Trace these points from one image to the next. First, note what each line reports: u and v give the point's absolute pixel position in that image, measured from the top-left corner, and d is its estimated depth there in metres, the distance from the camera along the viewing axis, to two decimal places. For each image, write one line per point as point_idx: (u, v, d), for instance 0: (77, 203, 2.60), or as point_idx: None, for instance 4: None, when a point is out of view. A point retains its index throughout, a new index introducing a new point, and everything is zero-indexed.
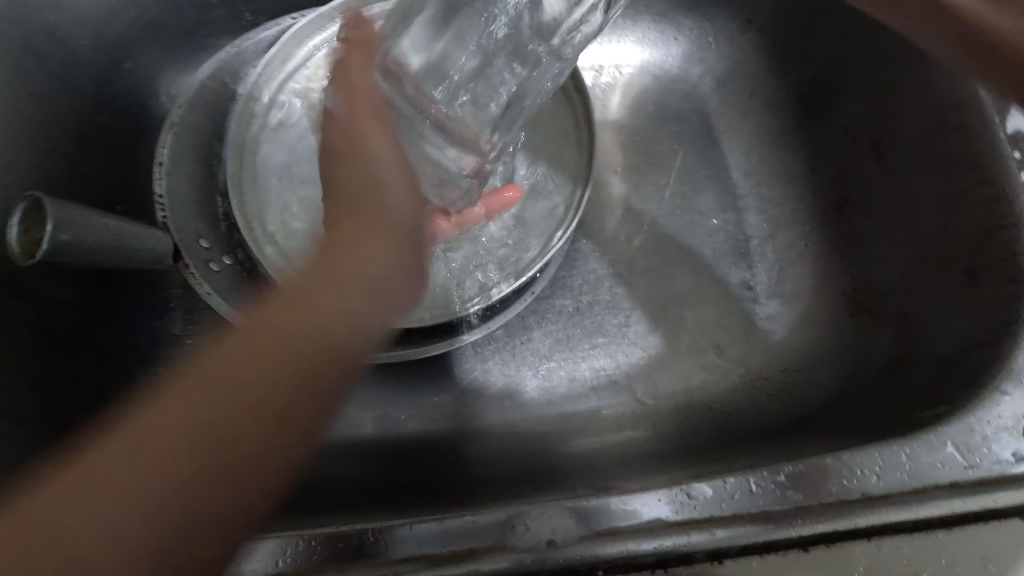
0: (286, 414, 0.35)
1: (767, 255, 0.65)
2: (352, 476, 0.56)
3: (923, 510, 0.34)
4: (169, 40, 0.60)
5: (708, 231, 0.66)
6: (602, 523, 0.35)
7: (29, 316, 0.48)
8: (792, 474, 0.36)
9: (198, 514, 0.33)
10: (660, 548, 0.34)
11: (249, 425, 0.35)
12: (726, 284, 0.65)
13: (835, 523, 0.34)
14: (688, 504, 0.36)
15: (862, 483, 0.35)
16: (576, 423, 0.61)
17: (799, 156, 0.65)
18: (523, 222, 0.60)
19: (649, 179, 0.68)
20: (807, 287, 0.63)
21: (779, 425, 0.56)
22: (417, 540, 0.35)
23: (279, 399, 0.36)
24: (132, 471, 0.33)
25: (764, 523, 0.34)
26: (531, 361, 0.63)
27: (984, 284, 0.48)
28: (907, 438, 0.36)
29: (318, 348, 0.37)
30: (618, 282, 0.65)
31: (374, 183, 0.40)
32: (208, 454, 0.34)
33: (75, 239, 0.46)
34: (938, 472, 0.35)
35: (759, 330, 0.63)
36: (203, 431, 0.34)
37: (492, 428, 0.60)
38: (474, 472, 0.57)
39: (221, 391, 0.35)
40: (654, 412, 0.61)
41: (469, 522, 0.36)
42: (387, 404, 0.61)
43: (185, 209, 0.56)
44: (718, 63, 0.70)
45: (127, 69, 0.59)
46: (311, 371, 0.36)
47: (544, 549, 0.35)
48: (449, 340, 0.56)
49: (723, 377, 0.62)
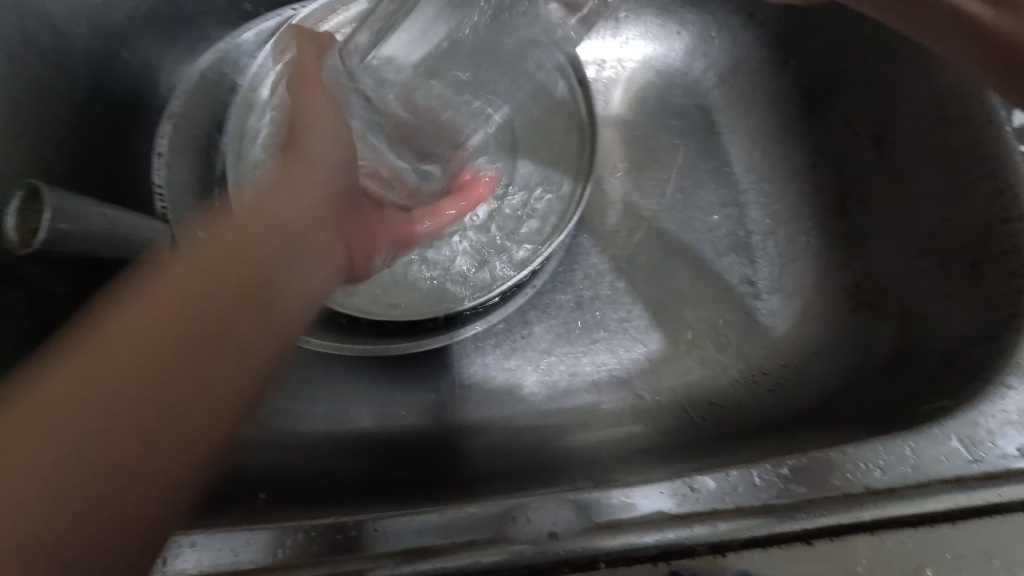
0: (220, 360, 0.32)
1: (769, 251, 0.65)
2: (350, 469, 0.56)
3: (927, 504, 0.34)
4: (168, 30, 0.60)
5: (709, 226, 0.66)
6: (603, 515, 0.35)
7: (26, 305, 0.48)
8: (795, 467, 0.36)
9: (116, 493, 0.28)
10: (662, 541, 0.34)
11: (159, 389, 0.30)
12: (727, 279, 0.65)
13: (838, 517, 0.34)
14: (690, 497, 0.35)
15: (866, 476, 0.35)
16: (576, 418, 0.60)
17: (802, 152, 0.65)
18: (521, 220, 0.60)
19: (651, 174, 0.68)
20: (809, 283, 0.62)
21: (779, 420, 0.56)
22: (415, 533, 0.35)
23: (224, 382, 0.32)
24: (55, 449, 0.27)
25: (767, 516, 0.34)
26: (531, 355, 0.62)
27: (986, 279, 0.47)
28: (910, 432, 0.36)
29: (227, 305, 0.33)
30: (618, 277, 0.65)
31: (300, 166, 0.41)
32: (122, 421, 0.29)
33: (73, 227, 0.45)
34: (942, 466, 0.35)
35: (760, 325, 0.63)
36: (120, 409, 0.29)
37: (493, 423, 0.60)
38: (474, 466, 0.56)
39: (182, 316, 0.31)
40: (654, 407, 0.61)
41: (469, 514, 0.35)
42: (386, 397, 0.61)
43: (184, 199, 0.55)
44: (721, 58, 0.69)
45: (125, 59, 0.58)
46: (261, 323, 0.34)
47: (544, 541, 0.34)
48: (446, 335, 0.56)
49: (723, 372, 0.62)
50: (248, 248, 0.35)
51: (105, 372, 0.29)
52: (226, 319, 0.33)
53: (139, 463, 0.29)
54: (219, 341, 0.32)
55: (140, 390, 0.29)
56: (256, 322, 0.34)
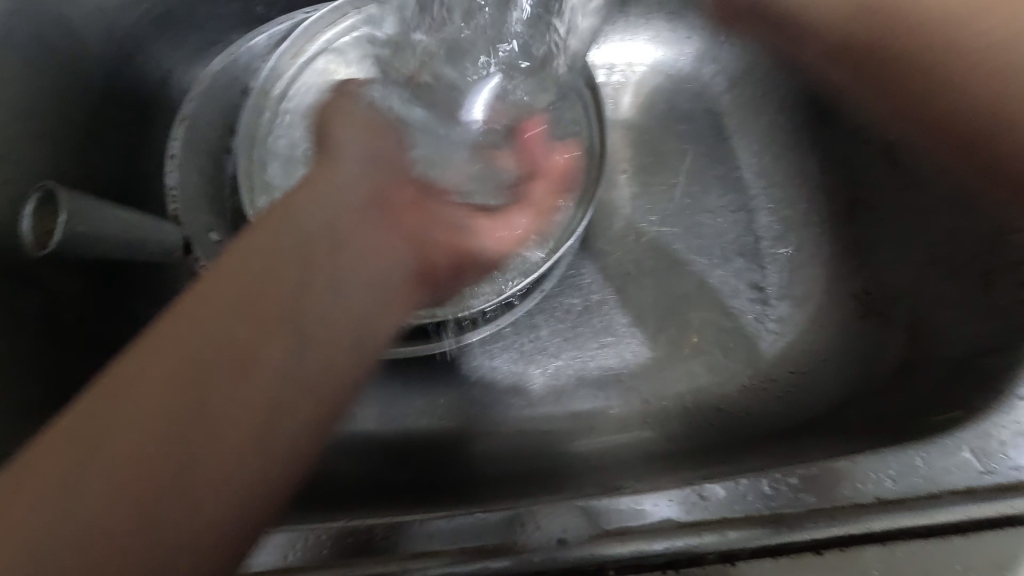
0: (254, 468, 0.30)
1: (778, 257, 0.64)
2: (358, 471, 0.56)
3: (938, 515, 0.34)
4: (182, 33, 0.60)
5: (718, 232, 0.66)
6: (612, 522, 0.35)
7: (39, 306, 0.49)
8: (803, 477, 0.36)
9: (150, 547, 0.27)
10: (672, 550, 0.34)
11: (193, 459, 0.29)
12: (736, 285, 0.64)
13: (848, 527, 0.34)
14: (698, 505, 0.36)
15: (876, 487, 0.35)
16: (583, 423, 0.60)
17: (811, 157, 0.65)
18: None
19: (659, 178, 0.68)
20: (819, 289, 0.62)
21: (788, 428, 0.55)
22: (425, 537, 0.35)
23: (296, 406, 0.32)
24: (92, 512, 0.26)
25: (778, 526, 0.34)
26: (538, 359, 0.63)
27: (999, 289, 0.47)
28: (921, 443, 0.36)
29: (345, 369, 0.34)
30: (627, 282, 0.65)
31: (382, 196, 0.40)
32: (114, 497, 0.27)
33: (90, 230, 0.45)
34: (953, 477, 0.35)
35: (769, 331, 0.63)
36: (173, 474, 0.28)
37: (500, 426, 0.60)
38: (481, 470, 0.56)
39: (219, 418, 0.30)
40: (662, 413, 0.60)
41: (477, 520, 0.35)
42: (393, 400, 0.61)
43: (196, 202, 0.56)
44: (730, 63, 0.69)
45: (140, 62, 0.59)
46: (337, 379, 0.34)
47: (552, 547, 0.34)
48: (454, 338, 0.57)
49: (731, 378, 0.61)
50: (344, 294, 0.35)
51: (170, 471, 0.28)
52: (315, 398, 0.33)
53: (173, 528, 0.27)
54: (249, 422, 0.30)
55: (194, 451, 0.29)
56: (322, 386, 0.33)
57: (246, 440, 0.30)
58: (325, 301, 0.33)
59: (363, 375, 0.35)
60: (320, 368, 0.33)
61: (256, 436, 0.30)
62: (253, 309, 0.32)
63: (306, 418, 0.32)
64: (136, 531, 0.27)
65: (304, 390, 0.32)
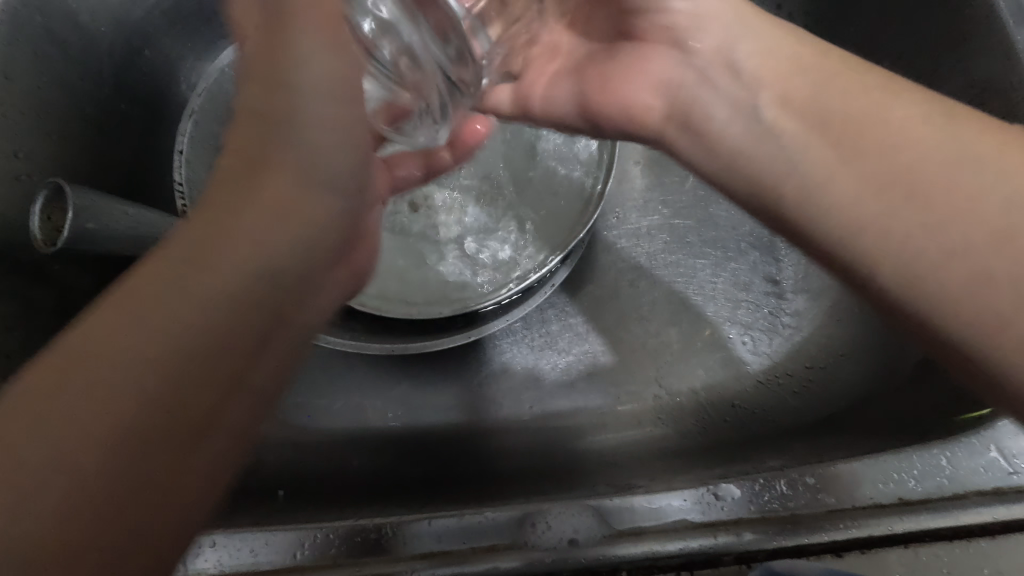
0: (173, 417, 0.26)
1: (794, 249, 0.63)
2: (369, 467, 0.56)
3: (964, 517, 0.33)
4: (187, 26, 0.60)
5: (732, 223, 0.65)
6: (625, 522, 0.34)
7: (53, 302, 0.49)
8: (822, 476, 0.35)
9: (83, 516, 0.25)
10: (686, 550, 0.33)
11: (81, 410, 0.25)
12: (751, 278, 0.63)
13: (870, 528, 0.33)
14: (715, 505, 0.34)
15: (899, 487, 0.34)
16: (595, 418, 0.60)
17: None
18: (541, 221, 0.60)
19: (672, 169, 0.66)
20: (837, 282, 0.61)
21: (805, 424, 0.54)
22: (434, 537, 0.35)
23: (210, 348, 0.27)
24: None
25: (795, 526, 0.33)
26: (549, 355, 0.62)
27: None
28: (947, 441, 0.35)
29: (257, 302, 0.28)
30: (639, 276, 0.64)
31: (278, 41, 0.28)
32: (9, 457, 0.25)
33: (101, 226, 0.46)
34: (979, 477, 0.34)
35: (785, 325, 0.61)
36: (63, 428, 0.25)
37: (511, 422, 0.60)
38: (492, 465, 0.56)
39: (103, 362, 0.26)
40: (676, 408, 0.60)
41: (487, 519, 0.35)
42: (403, 395, 0.61)
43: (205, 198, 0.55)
44: None
45: (147, 57, 0.58)
46: (249, 313, 0.28)
47: (564, 548, 0.33)
48: (467, 333, 0.57)
49: (747, 373, 0.60)
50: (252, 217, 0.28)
51: (55, 423, 0.25)
52: (225, 337, 0.27)
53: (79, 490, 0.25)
54: (134, 366, 0.26)
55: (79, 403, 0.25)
56: (241, 319, 0.28)
57: (144, 386, 0.26)
58: (250, 257, 0.27)
59: (289, 310, 0.29)
60: (231, 303, 0.27)
61: (153, 381, 0.26)
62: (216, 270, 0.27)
63: (215, 368, 0.27)
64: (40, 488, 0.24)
65: (205, 327, 0.27)
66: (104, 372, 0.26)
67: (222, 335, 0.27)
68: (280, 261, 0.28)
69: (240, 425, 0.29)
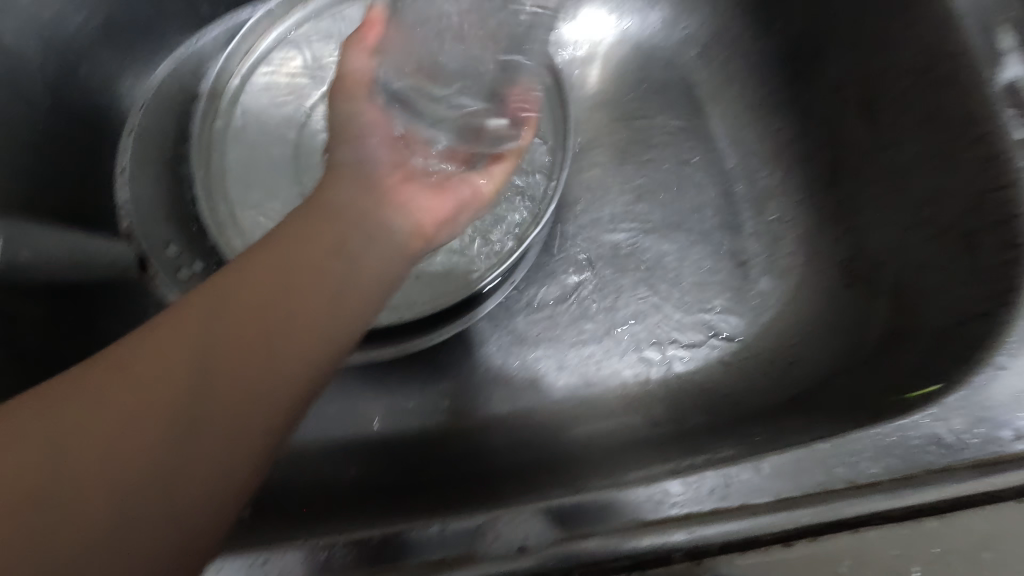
0: (246, 393, 0.31)
1: (758, 227, 0.62)
2: (339, 477, 0.55)
3: (910, 497, 0.33)
4: (126, 42, 0.57)
5: (696, 205, 0.64)
6: (577, 526, 0.34)
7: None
8: (777, 464, 0.34)
9: (197, 471, 0.29)
10: (636, 550, 0.33)
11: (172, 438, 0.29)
12: (716, 260, 0.62)
13: (818, 514, 0.33)
14: (666, 502, 0.34)
15: (849, 471, 0.33)
16: (568, 412, 0.59)
17: (790, 125, 0.62)
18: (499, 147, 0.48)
19: (633, 154, 0.65)
20: (801, 260, 0.60)
21: (775, 405, 0.54)
22: (384, 553, 0.34)
23: (261, 403, 0.31)
24: (177, 457, 0.29)
25: (748, 518, 0.33)
26: (516, 351, 0.61)
27: (982, 251, 0.45)
28: (896, 421, 0.34)
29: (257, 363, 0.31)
30: (605, 265, 0.63)
31: (250, 364, 0.31)
32: (150, 463, 0.29)
33: (34, 255, 0.47)
34: (929, 456, 0.33)
35: (754, 304, 0.61)
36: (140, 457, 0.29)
37: (480, 423, 0.59)
38: (466, 469, 0.55)
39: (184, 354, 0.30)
40: (646, 399, 0.59)
41: (439, 532, 0.34)
42: (371, 403, 0.60)
43: (151, 216, 0.54)
44: (700, 27, 0.66)
45: (84, 74, 0.56)
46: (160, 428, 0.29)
47: (515, 556, 0.33)
48: (424, 337, 0.55)
49: (717, 356, 0.60)
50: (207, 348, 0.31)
51: (119, 384, 0.29)
52: (197, 413, 0.30)
53: (217, 464, 0.30)
54: (220, 462, 0.30)
55: (193, 437, 0.30)
56: (222, 432, 0.30)
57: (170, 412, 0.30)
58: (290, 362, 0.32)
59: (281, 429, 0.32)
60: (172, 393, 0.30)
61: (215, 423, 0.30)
62: (162, 392, 0.30)
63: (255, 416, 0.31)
64: (192, 426, 0.30)
65: (152, 443, 0.29)
66: (218, 428, 0.30)
67: (226, 461, 0.30)
68: (220, 432, 0.30)
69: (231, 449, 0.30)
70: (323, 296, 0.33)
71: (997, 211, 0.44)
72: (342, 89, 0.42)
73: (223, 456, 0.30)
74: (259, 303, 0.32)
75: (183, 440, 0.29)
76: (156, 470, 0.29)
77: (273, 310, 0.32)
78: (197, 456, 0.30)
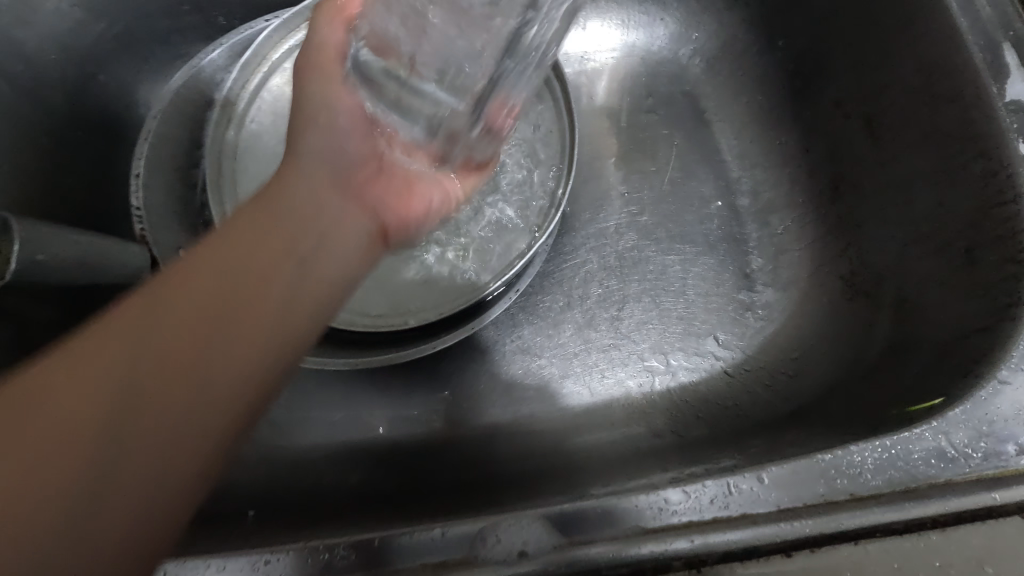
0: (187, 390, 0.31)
1: (763, 239, 0.63)
2: (341, 481, 0.55)
3: (913, 510, 0.33)
4: (143, 51, 0.59)
5: (700, 217, 0.64)
6: (575, 532, 0.34)
7: (9, 334, 0.47)
8: (777, 475, 0.34)
9: (132, 483, 0.29)
10: (636, 557, 0.33)
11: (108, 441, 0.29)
12: (720, 272, 0.63)
13: (821, 526, 0.32)
14: (666, 510, 0.34)
15: (850, 483, 0.34)
16: (572, 421, 0.59)
17: (795, 139, 0.62)
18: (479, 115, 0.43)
19: (638, 166, 0.66)
20: (805, 273, 0.60)
21: (777, 417, 0.54)
22: (384, 555, 0.34)
23: (204, 407, 0.31)
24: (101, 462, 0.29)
25: (748, 527, 0.33)
26: (519, 359, 0.61)
27: (980, 266, 0.45)
28: (898, 433, 0.34)
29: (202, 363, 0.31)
30: (610, 276, 0.63)
31: (194, 364, 0.31)
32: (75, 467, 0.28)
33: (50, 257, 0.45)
34: (930, 468, 0.34)
35: (757, 316, 0.61)
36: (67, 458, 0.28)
37: (484, 430, 0.59)
38: (469, 476, 0.56)
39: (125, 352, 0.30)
40: (649, 409, 0.59)
41: (438, 535, 0.35)
42: (375, 408, 0.60)
43: (163, 222, 0.55)
44: (706, 41, 0.67)
45: (101, 82, 0.57)
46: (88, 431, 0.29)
47: (514, 560, 0.33)
48: (430, 343, 0.55)
49: (721, 367, 0.60)
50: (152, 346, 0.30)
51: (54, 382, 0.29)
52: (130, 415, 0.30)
53: (150, 473, 0.30)
54: (156, 470, 0.30)
55: (122, 439, 0.29)
56: (162, 435, 0.30)
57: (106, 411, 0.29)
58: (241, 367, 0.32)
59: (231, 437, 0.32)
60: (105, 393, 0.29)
61: (157, 423, 0.30)
62: (92, 398, 0.29)
63: (195, 418, 0.31)
64: (123, 430, 0.29)
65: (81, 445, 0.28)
66: (158, 431, 0.30)
67: (163, 473, 0.30)
68: (157, 437, 0.30)
69: (179, 454, 0.30)
70: (272, 301, 0.33)
71: (999, 227, 0.45)
72: (315, 65, 0.40)
73: (161, 460, 0.30)
74: (205, 303, 0.32)
75: (117, 442, 0.29)
76: (79, 478, 0.28)
77: (224, 312, 0.32)
78: (130, 460, 0.29)
